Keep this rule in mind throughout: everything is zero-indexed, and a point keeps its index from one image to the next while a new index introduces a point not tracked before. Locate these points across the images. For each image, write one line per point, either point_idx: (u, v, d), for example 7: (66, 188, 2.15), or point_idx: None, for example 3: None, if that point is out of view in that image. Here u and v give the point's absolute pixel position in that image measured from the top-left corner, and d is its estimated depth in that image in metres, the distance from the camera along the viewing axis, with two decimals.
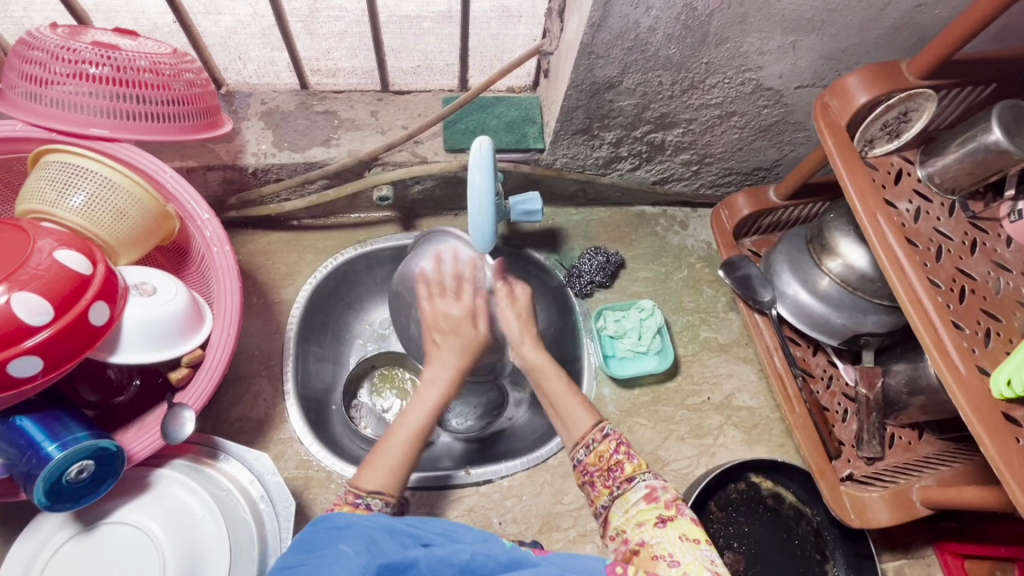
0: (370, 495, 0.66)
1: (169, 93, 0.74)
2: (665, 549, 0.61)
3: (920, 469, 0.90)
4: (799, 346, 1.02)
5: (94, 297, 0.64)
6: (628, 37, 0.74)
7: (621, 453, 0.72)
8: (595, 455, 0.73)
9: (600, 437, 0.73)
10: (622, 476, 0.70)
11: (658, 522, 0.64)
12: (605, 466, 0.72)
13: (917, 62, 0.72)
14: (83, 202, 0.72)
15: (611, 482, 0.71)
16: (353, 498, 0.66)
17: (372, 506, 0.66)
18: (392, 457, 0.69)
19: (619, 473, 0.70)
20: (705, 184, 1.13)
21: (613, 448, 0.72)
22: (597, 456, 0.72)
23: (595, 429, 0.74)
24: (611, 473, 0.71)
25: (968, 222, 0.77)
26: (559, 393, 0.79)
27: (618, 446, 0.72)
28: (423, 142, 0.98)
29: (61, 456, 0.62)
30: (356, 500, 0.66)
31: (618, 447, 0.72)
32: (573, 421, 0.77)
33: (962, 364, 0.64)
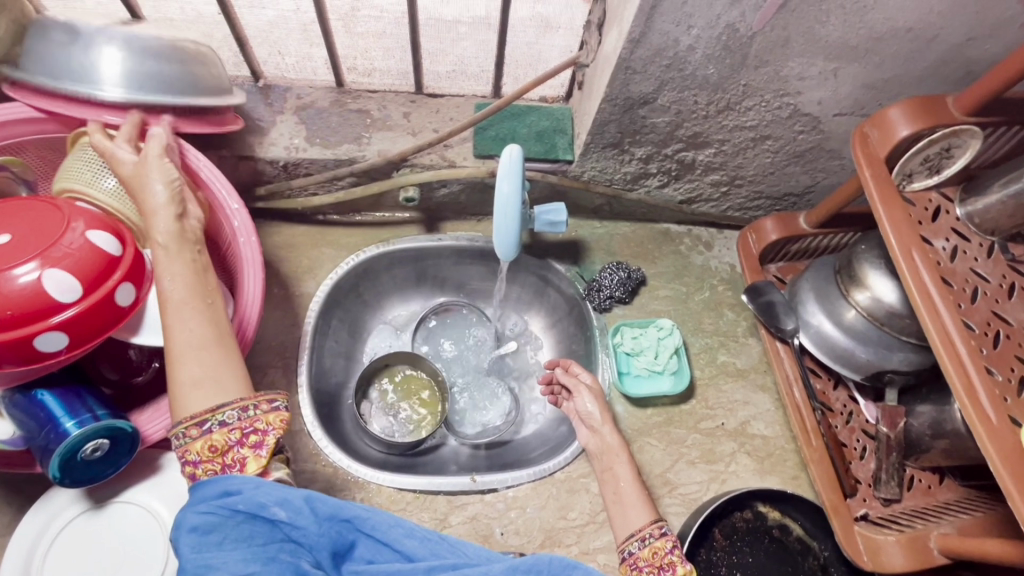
0: (214, 415, 0.57)
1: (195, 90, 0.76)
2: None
3: (939, 515, 0.87)
4: (820, 378, 0.99)
5: (121, 279, 0.65)
6: (666, 55, 0.73)
7: (677, 556, 0.71)
8: (649, 550, 0.72)
9: (658, 534, 0.73)
10: None
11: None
12: (656, 564, 0.71)
13: (964, 97, 0.70)
14: (117, 183, 0.74)
15: None
16: (199, 430, 0.57)
17: (213, 430, 0.57)
18: (191, 349, 0.60)
19: (670, 574, 0.69)
20: (732, 206, 1.11)
21: (669, 547, 0.71)
22: (651, 551, 0.72)
23: (654, 526, 0.74)
24: (662, 573, 0.70)
25: (1007, 265, 0.74)
26: (623, 483, 0.82)
27: (674, 548, 0.71)
28: (453, 146, 0.99)
29: (78, 433, 0.63)
30: (204, 428, 0.57)
31: (673, 547, 0.71)
32: (631, 515, 0.78)
33: (993, 413, 0.62)
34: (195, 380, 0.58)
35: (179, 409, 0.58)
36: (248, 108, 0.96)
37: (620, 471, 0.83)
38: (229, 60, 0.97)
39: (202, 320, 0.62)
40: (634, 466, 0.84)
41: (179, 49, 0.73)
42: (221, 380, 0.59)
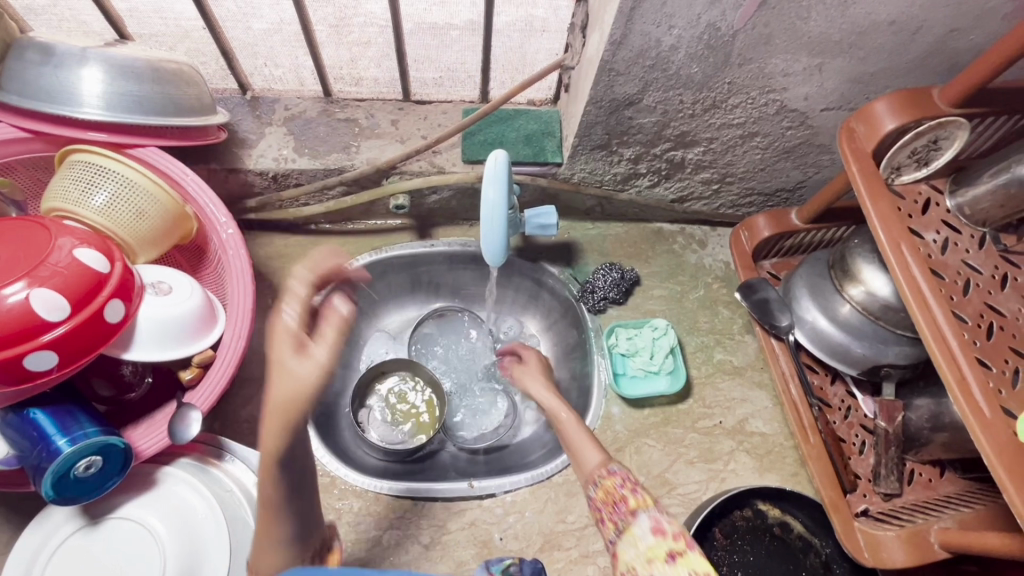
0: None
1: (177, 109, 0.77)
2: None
3: (940, 508, 0.87)
4: (817, 373, 0.99)
5: (110, 295, 0.65)
6: (649, 55, 0.73)
7: (626, 488, 0.65)
8: (601, 491, 0.68)
9: (607, 474, 0.69)
10: (625, 510, 0.63)
11: (668, 558, 0.55)
12: (611, 500, 0.66)
13: (949, 89, 0.69)
14: (105, 200, 0.73)
15: (616, 517, 0.63)
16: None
17: None
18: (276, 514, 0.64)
19: (623, 507, 0.63)
20: (725, 204, 1.11)
21: (619, 482, 0.67)
22: (604, 491, 0.67)
23: (602, 467, 0.71)
24: (616, 508, 0.64)
25: (999, 256, 0.74)
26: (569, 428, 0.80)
27: (624, 482, 0.66)
28: (442, 152, 0.99)
29: (70, 450, 0.63)
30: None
31: (623, 482, 0.67)
32: (585, 457, 0.75)
33: (986, 406, 0.62)
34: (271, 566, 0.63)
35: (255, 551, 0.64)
36: (236, 121, 0.97)
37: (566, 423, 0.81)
38: (216, 73, 0.97)
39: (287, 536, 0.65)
40: (586, 427, 0.79)
41: (162, 70, 0.75)
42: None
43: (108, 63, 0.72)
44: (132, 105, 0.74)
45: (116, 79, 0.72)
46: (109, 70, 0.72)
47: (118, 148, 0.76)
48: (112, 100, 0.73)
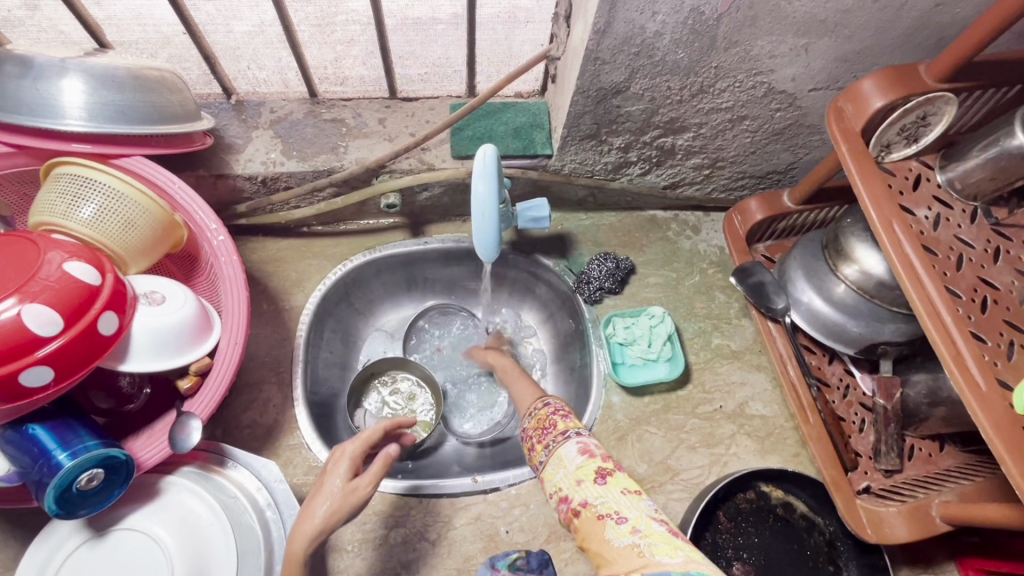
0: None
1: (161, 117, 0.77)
2: (609, 507, 0.64)
3: (941, 482, 0.87)
4: (814, 354, 0.99)
5: (102, 308, 0.65)
6: (634, 42, 0.73)
7: (557, 416, 0.77)
8: (534, 420, 0.79)
9: (541, 407, 0.81)
10: (557, 433, 0.75)
11: (598, 477, 0.67)
12: (542, 427, 0.77)
13: (936, 64, 0.69)
14: (93, 212, 0.73)
15: (546, 439, 0.76)
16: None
17: None
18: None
19: (554, 430, 0.75)
20: (717, 188, 1.10)
21: (551, 412, 0.78)
22: (537, 420, 0.79)
23: (539, 400, 0.82)
24: (546, 432, 0.76)
25: (991, 230, 0.74)
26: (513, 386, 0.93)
27: (556, 412, 0.78)
28: (431, 148, 0.98)
29: (70, 464, 0.63)
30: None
31: (555, 412, 0.78)
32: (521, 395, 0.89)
33: (982, 379, 0.62)
34: None
35: None
36: (222, 126, 0.96)
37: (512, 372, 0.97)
38: (199, 79, 0.97)
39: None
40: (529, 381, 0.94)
41: (144, 78, 0.75)
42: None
43: (88, 74, 0.71)
44: (115, 115, 0.73)
45: (98, 89, 0.72)
46: (90, 81, 0.71)
47: (103, 159, 0.76)
48: (95, 110, 0.72)
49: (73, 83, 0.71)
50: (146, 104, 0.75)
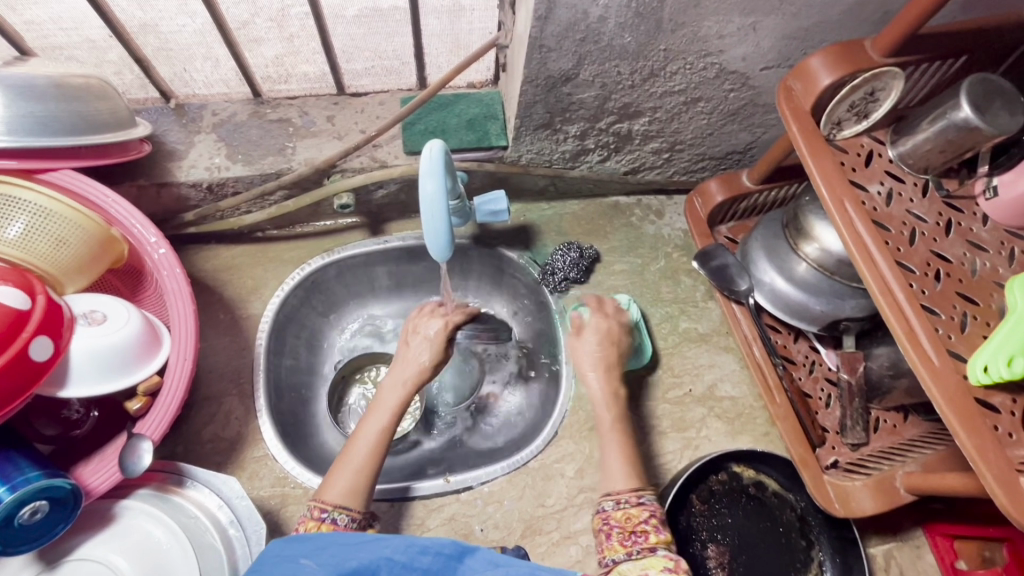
0: (336, 510, 0.71)
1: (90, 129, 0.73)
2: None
3: (905, 452, 0.89)
4: (779, 333, 1.00)
5: (34, 332, 0.63)
6: (579, 28, 0.71)
7: (651, 524, 0.74)
8: (624, 513, 0.75)
9: (635, 502, 0.76)
10: (645, 542, 0.72)
11: (667, 572, 0.67)
12: (629, 527, 0.73)
13: (881, 38, 0.68)
14: (21, 231, 0.70)
15: (631, 542, 0.72)
16: (318, 512, 0.71)
17: (335, 521, 0.71)
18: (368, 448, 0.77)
19: (643, 539, 0.72)
20: (678, 171, 1.09)
21: (644, 516, 0.74)
22: (625, 515, 0.75)
23: (632, 493, 0.77)
24: (633, 535, 0.73)
25: (942, 202, 0.74)
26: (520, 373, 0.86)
27: (649, 517, 0.74)
28: (383, 145, 0.95)
29: (11, 497, 0.60)
30: (321, 514, 0.71)
31: (649, 517, 0.75)
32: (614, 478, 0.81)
33: (935, 354, 0.62)
34: (345, 491, 0.73)
35: (329, 489, 0.73)
36: (162, 131, 0.92)
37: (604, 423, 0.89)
38: (132, 83, 0.92)
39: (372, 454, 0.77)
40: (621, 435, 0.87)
41: (68, 87, 0.71)
42: (363, 494, 0.74)
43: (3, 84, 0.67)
44: (36, 127, 0.69)
45: (15, 100, 0.67)
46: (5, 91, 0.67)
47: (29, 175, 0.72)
48: (15, 124, 0.68)
49: None
50: (71, 116, 0.71)
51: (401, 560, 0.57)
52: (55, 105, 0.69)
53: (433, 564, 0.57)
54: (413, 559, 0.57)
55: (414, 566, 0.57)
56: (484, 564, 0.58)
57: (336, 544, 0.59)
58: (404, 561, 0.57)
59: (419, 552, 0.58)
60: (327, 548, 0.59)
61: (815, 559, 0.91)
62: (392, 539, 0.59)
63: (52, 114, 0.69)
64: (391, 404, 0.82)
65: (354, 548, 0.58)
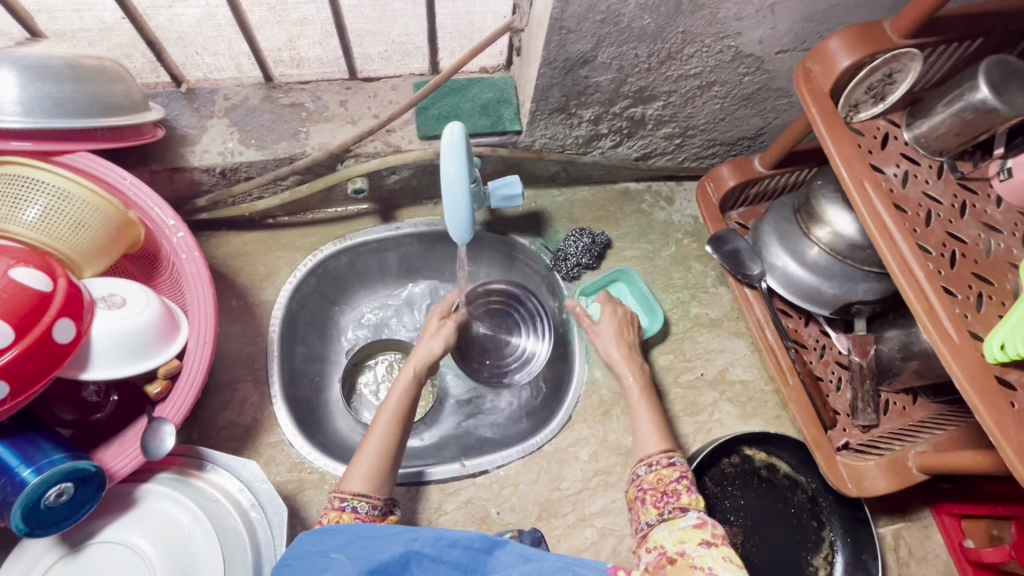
0: (355, 499, 0.71)
1: (106, 111, 0.72)
2: (704, 562, 0.63)
3: (916, 433, 0.90)
4: (791, 317, 1.01)
5: (57, 315, 0.62)
6: (599, 9, 0.71)
7: (682, 484, 0.75)
8: (655, 475, 0.77)
9: (666, 463, 0.78)
10: (676, 503, 0.73)
11: (702, 542, 0.66)
12: (661, 488, 0.75)
13: (900, 20, 0.69)
14: (38, 214, 0.69)
15: (662, 504, 0.74)
16: (338, 502, 0.71)
17: (357, 508, 0.71)
18: (382, 437, 0.77)
19: (673, 499, 0.74)
20: (689, 157, 1.10)
21: (676, 476, 0.76)
22: (657, 477, 0.76)
23: (662, 454, 0.79)
24: (665, 497, 0.74)
25: (957, 184, 0.75)
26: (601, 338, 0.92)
27: (681, 477, 0.76)
28: (396, 130, 0.95)
29: (38, 480, 0.61)
30: (342, 504, 0.71)
31: (680, 476, 0.76)
32: (646, 441, 0.82)
33: (955, 332, 0.63)
34: (365, 476, 0.74)
35: (349, 480, 0.73)
36: (174, 116, 0.91)
37: (632, 394, 0.89)
38: (143, 66, 0.91)
39: (388, 440, 0.77)
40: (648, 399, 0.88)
41: (84, 69, 0.70)
42: (384, 482, 0.74)
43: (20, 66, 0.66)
44: (53, 109, 0.68)
45: (31, 83, 0.67)
46: (21, 74, 0.66)
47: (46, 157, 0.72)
48: (32, 104, 0.67)
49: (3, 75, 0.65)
50: (87, 98, 0.70)
51: (430, 554, 0.56)
52: (71, 88, 0.69)
53: (462, 558, 0.57)
54: (443, 552, 0.57)
55: (444, 559, 0.56)
56: (516, 559, 0.57)
57: (364, 540, 0.58)
58: (434, 555, 0.56)
59: (448, 545, 0.58)
60: (357, 543, 0.58)
61: (826, 539, 0.93)
62: (421, 531, 0.58)
63: (68, 97, 0.69)
64: (400, 399, 0.82)
65: (384, 541, 0.57)
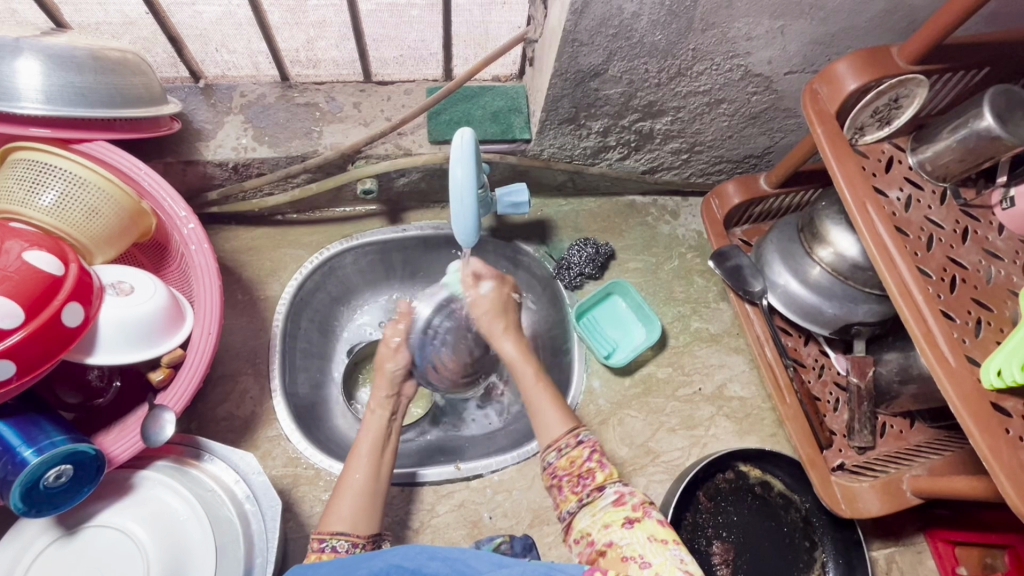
0: (334, 538, 0.70)
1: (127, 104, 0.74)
2: (635, 551, 0.60)
3: (911, 457, 0.90)
4: (790, 335, 1.01)
5: (66, 298, 0.64)
6: (612, 23, 0.73)
7: (594, 460, 0.70)
8: (567, 459, 0.71)
9: (574, 443, 0.72)
10: (591, 484, 0.68)
11: (625, 522, 0.63)
12: (575, 472, 0.70)
13: (907, 47, 0.70)
14: (54, 200, 0.71)
15: (579, 489, 0.69)
16: (316, 542, 0.70)
17: (335, 548, 0.69)
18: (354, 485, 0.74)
19: (589, 480, 0.69)
20: (695, 172, 1.11)
21: (586, 455, 0.70)
22: (569, 461, 0.71)
23: (569, 436, 0.73)
24: (580, 480, 0.69)
25: (959, 210, 0.76)
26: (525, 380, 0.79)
27: (592, 454, 0.71)
28: (407, 133, 0.96)
29: (37, 461, 0.62)
30: (321, 544, 0.69)
31: (590, 453, 0.71)
32: (548, 425, 0.75)
33: (952, 356, 0.64)
34: (342, 515, 0.72)
35: (326, 523, 0.71)
36: (191, 110, 0.93)
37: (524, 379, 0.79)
38: (165, 61, 0.93)
39: (367, 476, 0.76)
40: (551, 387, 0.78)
41: (107, 60, 0.72)
42: (364, 519, 0.72)
43: (44, 54, 0.68)
44: (75, 97, 0.70)
45: (55, 71, 0.68)
46: (46, 61, 0.68)
47: (63, 144, 0.73)
48: (53, 93, 0.69)
49: (28, 63, 0.67)
50: (109, 88, 0.72)
51: (410, 567, 0.55)
52: (94, 76, 0.70)
53: (441, 569, 0.55)
54: (422, 565, 0.55)
55: (422, 572, 0.55)
56: (490, 564, 0.54)
57: (349, 562, 0.58)
58: (412, 567, 0.55)
59: (428, 557, 0.56)
60: (342, 565, 0.58)
61: (819, 560, 0.92)
62: (402, 548, 0.58)
63: (90, 85, 0.70)
64: (370, 438, 0.79)
65: (364, 562, 0.58)
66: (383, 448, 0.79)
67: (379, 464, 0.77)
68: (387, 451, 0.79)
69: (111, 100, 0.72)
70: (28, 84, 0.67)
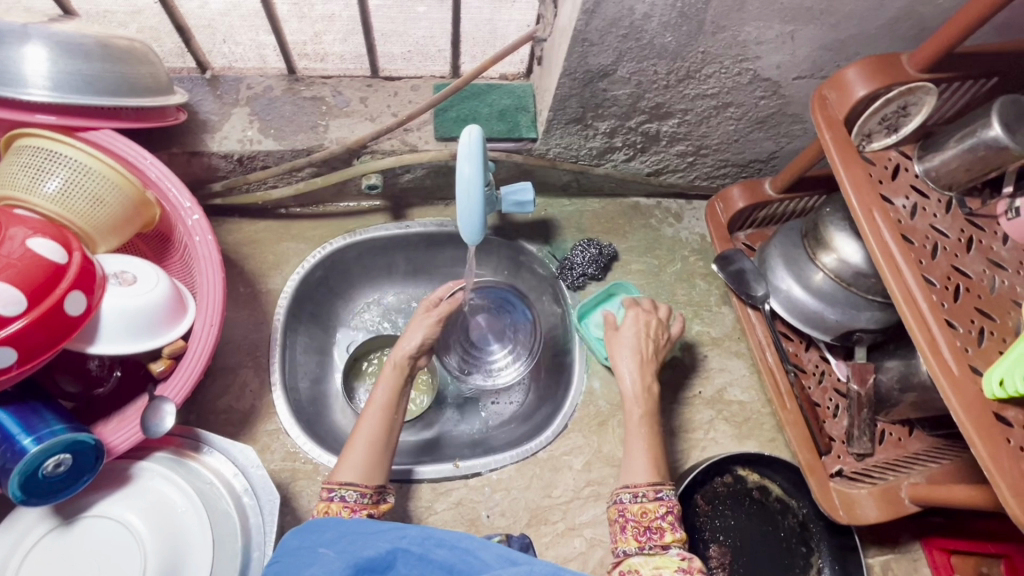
0: (343, 488, 0.72)
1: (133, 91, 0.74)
2: None
3: (910, 465, 0.90)
4: (791, 341, 1.01)
5: (69, 287, 0.63)
6: (623, 24, 0.73)
7: (667, 520, 0.73)
8: (639, 507, 0.75)
9: (653, 497, 0.75)
10: (659, 539, 0.72)
11: (679, 570, 0.68)
12: (644, 522, 0.74)
13: (917, 54, 0.70)
14: (58, 187, 0.71)
15: (644, 537, 0.72)
16: (326, 492, 0.72)
17: (343, 497, 0.71)
18: (364, 439, 0.77)
19: (657, 535, 0.72)
20: (700, 176, 1.11)
21: (661, 512, 0.74)
22: (640, 508, 0.75)
23: (650, 487, 0.76)
24: (648, 530, 0.73)
25: (965, 219, 0.76)
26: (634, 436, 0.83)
27: (666, 513, 0.74)
28: (413, 130, 0.96)
29: (37, 449, 0.61)
30: (330, 494, 0.72)
31: (665, 513, 0.74)
32: (637, 468, 0.79)
33: (955, 363, 0.64)
34: (353, 463, 0.74)
35: (338, 472, 0.74)
36: (196, 101, 0.92)
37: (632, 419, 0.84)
38: (172, 51, 0.93)
39: (379, 429, 0.78)
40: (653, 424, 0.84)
41: (114, 48, 0.71)
42: (373, 472, 0.75)
43: (51, 43, 0.68)
44: (82, 84, 0.69)
45: (62, 59, 0.68)
46: (52, 49, 0.67)
47: (68, 132, 0.73)
48: (60, 81, 0.68)
49: (35, 51, 0.67)
50: (117, 75, 0.71)
51: (417, 552, 0.55)
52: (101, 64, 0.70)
53: (448, 559, 0.56)
54: (429, 551, 0.56)
55: (430, 558, 0.55)
56: (501, 560, 0.55)
57: (354, 534, 0.59)
58: (420, 553, 0.55)
59: (435, 544, 0.57)
60: (346, 538, 0.58)
61: (815, 566, 0.92)
62: (410, 529, 0.59)
63: (96, 72, 0.70)
64: (385, 394, 0.82)
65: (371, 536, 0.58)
66: (397, 405, 0.82)
67: (392, 418, 0.80)
68: (401, 406, 0.82)
69: (117, 88, 0.72)
70: (36, 72, 0.67)
